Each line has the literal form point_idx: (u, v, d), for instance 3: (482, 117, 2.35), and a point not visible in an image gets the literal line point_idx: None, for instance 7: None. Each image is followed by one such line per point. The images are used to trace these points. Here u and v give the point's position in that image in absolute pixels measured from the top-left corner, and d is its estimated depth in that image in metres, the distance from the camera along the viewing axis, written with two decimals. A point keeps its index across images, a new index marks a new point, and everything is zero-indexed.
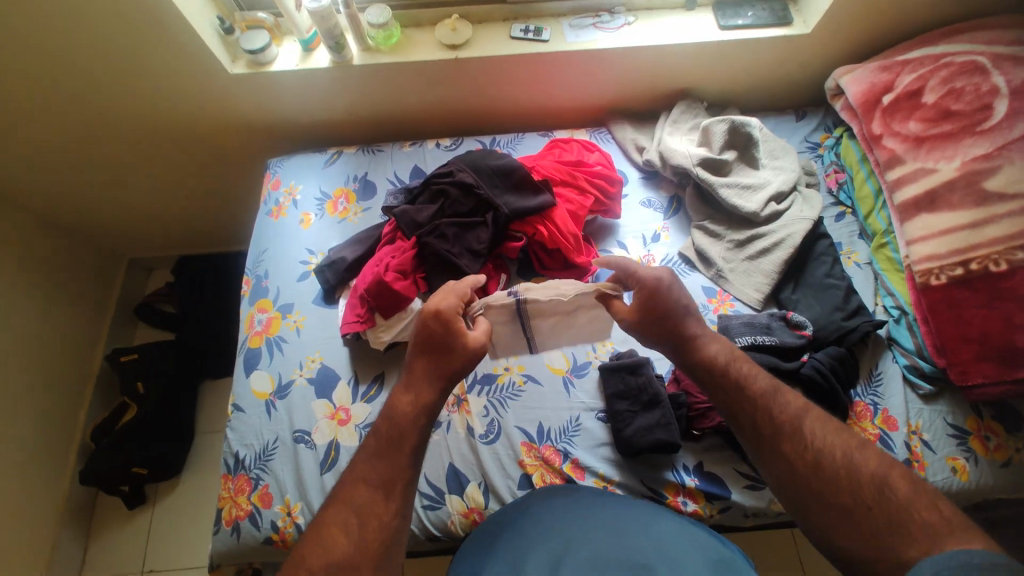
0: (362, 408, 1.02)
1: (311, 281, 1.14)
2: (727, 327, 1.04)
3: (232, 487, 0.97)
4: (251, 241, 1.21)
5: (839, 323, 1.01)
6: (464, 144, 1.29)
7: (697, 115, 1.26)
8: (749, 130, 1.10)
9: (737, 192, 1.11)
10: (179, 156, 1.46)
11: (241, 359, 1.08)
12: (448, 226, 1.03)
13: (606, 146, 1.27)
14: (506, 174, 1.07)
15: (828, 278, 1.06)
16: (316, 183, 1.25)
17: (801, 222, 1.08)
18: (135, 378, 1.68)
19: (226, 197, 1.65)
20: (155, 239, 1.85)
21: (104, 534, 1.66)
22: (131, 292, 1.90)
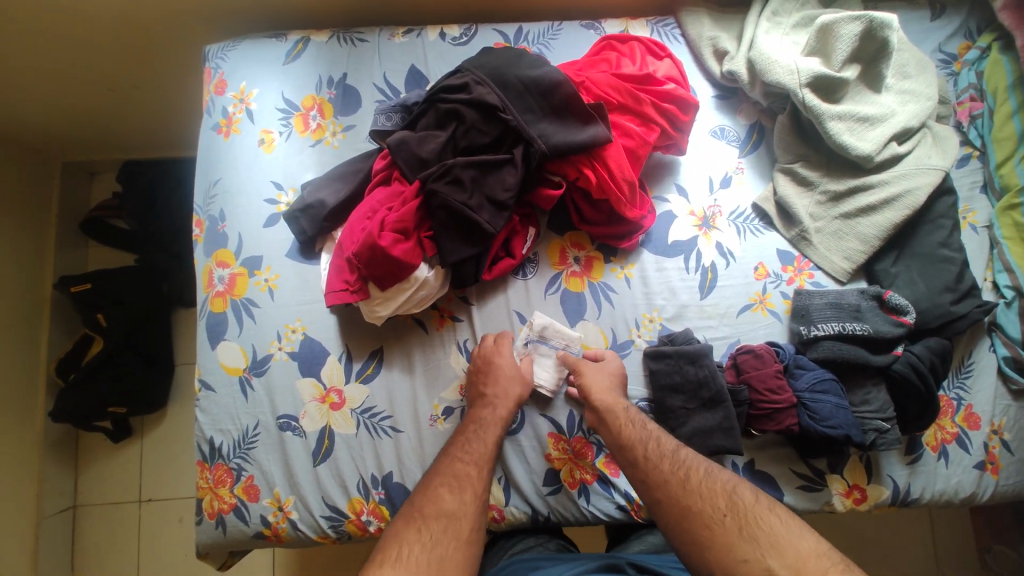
0: (359, 390, 0.85)
1: (282, 227, 0.89)
2: (807, 308, 0.83)
3: (210, 477, 0.84)
4: (196, 166, 0.91)
5: (947, 308, 0.81)
6: (479, 35, 0.94)
7: (805, 4, 0.90)
8: (888, 35, 0.79)
9: (850, 126, 0.82)
10: (83, 30, 1.04)
11: (203, 326, 0.87)
12: (463, 167, 0.77)
13: (672, 47, 0.94)
14: (544, 92, 0.78)
15: (942, 249, 0.84)
16: (278, 86, 0.92)
17: (927, 172, 0.83)
18: (95, 310, 1.43)
19: (164, 89, 1.25)
20: (86, 138, 1.47)
21: (92, 465, 1.52)
22: (73, 203, 1.54)
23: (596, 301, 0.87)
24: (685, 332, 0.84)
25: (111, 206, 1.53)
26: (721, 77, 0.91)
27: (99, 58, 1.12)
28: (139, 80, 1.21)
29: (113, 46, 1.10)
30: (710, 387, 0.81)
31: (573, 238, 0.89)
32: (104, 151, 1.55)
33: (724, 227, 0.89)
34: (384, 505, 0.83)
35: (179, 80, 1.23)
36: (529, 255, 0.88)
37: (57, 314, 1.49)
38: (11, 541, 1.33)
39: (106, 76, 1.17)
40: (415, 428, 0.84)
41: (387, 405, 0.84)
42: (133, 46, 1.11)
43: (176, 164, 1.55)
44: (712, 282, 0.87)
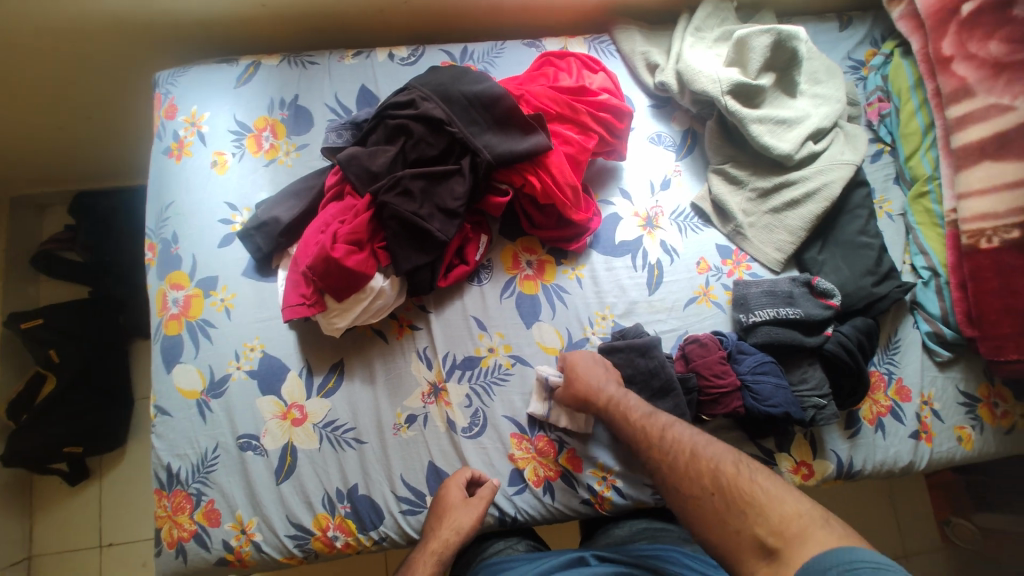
0: (320, 404, 0.85)
1: (237, 247, 0.89)
2: (746, 296, 0.88)
3: (169, 505, 0.82)
4: (148, 191, 0.91)
5: (870, 290, 0.88)
6: (426, 55, 0.99)
7: (725, 20, 0.99)
8: (796, 45, 0.87)
9: (771, 128, 0.90)
10: (27, 64, 1.04)
11: (159, 349, 0.86)
12: (411, 178, 0.80)
13: (609, 62, 1.01)
14: (485, 105, 0.83)
15: (862, 236, 0.91)
16: (229, 109, 0.94)
17: (842, 166, 0.91)
18: (48, 345, 1.38)
19: (118, 121, 1.25)
20: (35, 172, 1.44)
21: (47, 510, 1.44)
22: (22, 239, 1.50)
23: (549, 302, 0.90)
24: (636, 327, 0.88)
25: (62, 240, 1.50)
26: (655, 88, 0.98)
27: (46, 91, 1.12)
28: (87, 112, 1.20)
29: (62, 80, 1.10)
30: (661, 377, 0.84)
31: (524, 243, 0.92)
32: (56, 185, 1.52)
33: (667, 226, 0.94)
34: (350, 518, 0.82)
35: (131, 111, 1.23)
36: (483, 261, 0.91)
37: (6, 354, 1.43)
38: None
39: (53, 108, 1.17)
40: (378, 438, 0.85)
41: (350, 417, 0.85)
42: (82, 80, 1.11)
43: (130, 194, 1.53)
44: (659, 278, 0.92)
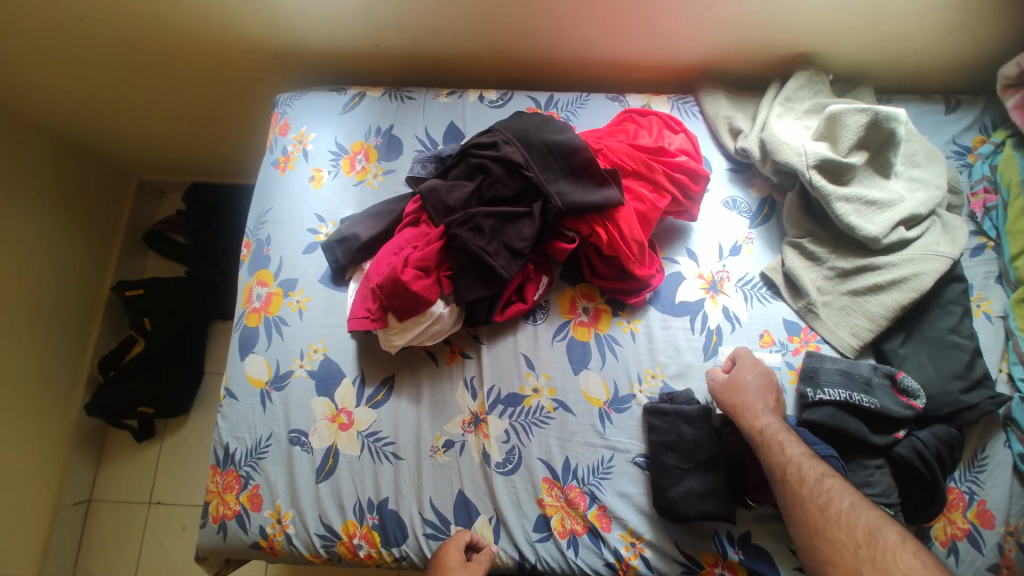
0: (366, 413, 0.89)
1: (319, 255, 0.98)
2: (816, 371, 0.83)
3: (220, 482, 0.89)
4: (254, 195, 1.03)
5: (956, 396, 0.81)
6: (515, 100, 1.05)
7: (817, 93, 0.97)
8: (895, 127, 0.83)
9: (857, 208, 0.86)
10: (177, 75, 1.22)
11: (237, 338, 0.95)
12: (484, 216, 0.84)
13: (691, 122, 1.02)
14: (564, 155, 0.86)
15: (951, 335, 0.84)
16: (332, 132, 1.04)
17: (935, 258, 0.85)
18: (143, 314, 1.56)
19: (237, 127, 1.42)
20: (164, 161, 1.66)
21: (113, 460, 1.60)
22: (142, 218, 1.73)
23: (600, 352, 0.91)
24: (686, 393, 0.87)
25: (172, 222, 1.70)
26: (735, 152, 0.98)
27: (186, 97, 1.30)
28: (215, 117, 1.38)
29: (200, 90, 1.28)
30: (705, 450, 0.82)
31: (584, 290, 0.94)
32: (176, 175, 1.74)
33: (731, 293, 0.92)
34: (376, 530, 0.85)
35: (248, 120, 1.39)
36: (540, 302, 0.93)
37: (109, 316, 1.64)
38: (28, 525, 1.40)
39: (189, 111, 1.35)
40: (415, 457, 0.88)
41: (392, 431, 0.89)
42: (217, 93, 1.28)
43: (236, 190, 1.72)
44: (717, 344, 0.90)
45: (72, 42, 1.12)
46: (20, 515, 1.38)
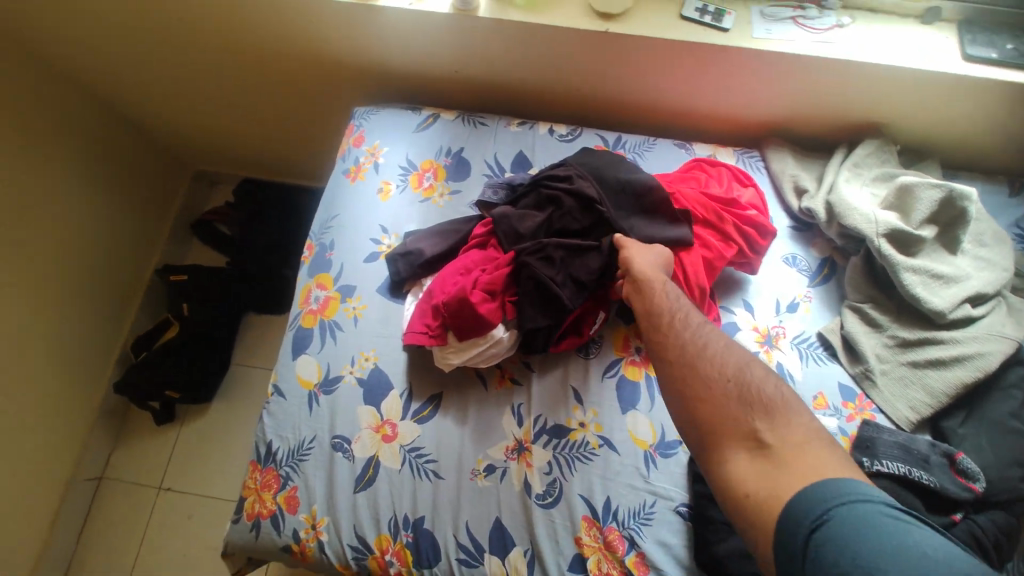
0: (411, 428, 0.89)
1: (379, 265, 0.99)
2: (871, 440, 0.83)
3: (258, 479, 0.89)
4: (323, 200, 1.06)
5: (1017, 483, 0.79)
6: (584, 137, 1.08)
7: (885, 162, 0.98)
8: (967, 205, 0.84)
9: (924, 281, 0.86)
10: (257, 78, 1.27)
11: (291, 337, 0.96)
12: (555, 247, 0.86)
13: (756, 177, 1.04)
14: (636, 194, 0.88)
15: (1011, 421, 0.82)
16: (405, 148, 1.07)
17: (1000, 341, 0.83)
18: (181, 299, 1.60)
19: (302, 131, 1.46)
20: (223, 154, 1.71)
21: (130, 440, 1.60)
22: (193, 205, 1.78)
23: (649, 393, 0.91)
24: None
25: (221, 212, 1.75)
26: (799, 211, 0.99)
27: (258, 98, 1.35)
28: (282, 119, 1.42)
29: (273, 93, 1.32)
30: None
31: (639, 330, 0.95)
32: (230, 168, 1.79)
33: (787, 349, 0.92)
34: (409, 548, 0.84)
35: (314, 127, 1.43)
36: (594, 337, 0.94)
37: (148, 298, 1.67)
38: (41, 497, 1.40)
39: (260, 110, 1.40)
40: (455, 478, 0.87)
41: (434, 449, 0.88)
42: (290, 99, 1.33)
43: (287, 189, 1.77)
44: None
45: (166, 35, 1.19)
46: (36, 486, 1.37)
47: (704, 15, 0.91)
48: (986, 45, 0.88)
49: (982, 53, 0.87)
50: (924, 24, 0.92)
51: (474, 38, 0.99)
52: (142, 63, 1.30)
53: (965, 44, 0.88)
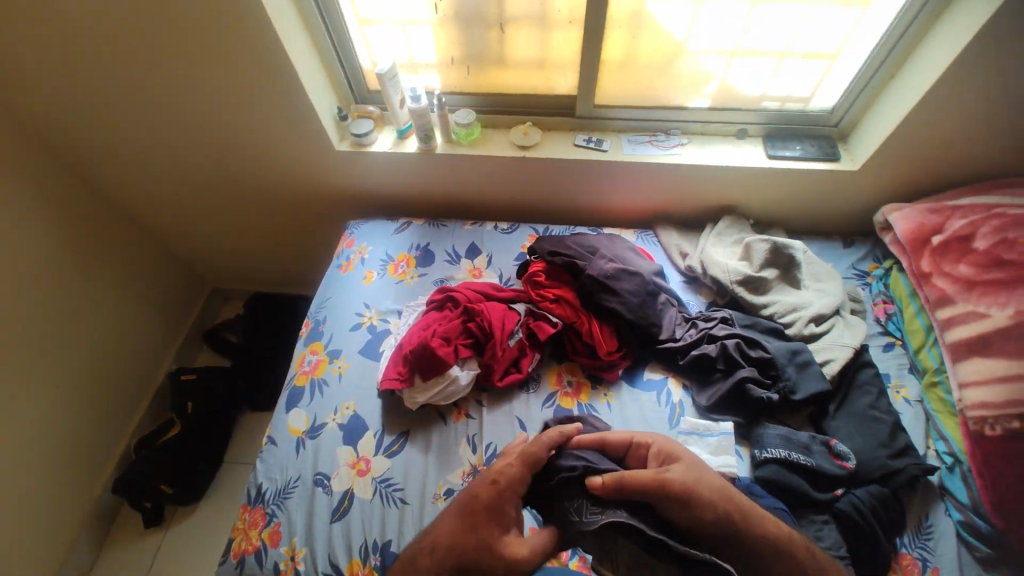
0: (382, 462, 1.05)
1: (362, 332, 1.24)
2: (761, 435, 1.01)
3: (247, 519, 1.02)
4: (319, 288, 1.35)
5: (884, 460, 0.95)
6: (520, 230, 1.42)
7: (741, 230, 1.32)
8: (791, 253, 1.17)
9: (781, 312, 1.15)
10: (274, 209, 1.65)
11: (286, 395, 1.16)
12: (542, 276, 1.20)
13: (652, 247, 1.35)
14: (590, 250, 1.23)
15: (871, 410, 1.02)
16: (384, 247, 1.40)
17: (842, 347, 1.08)
18: (187, 399, 1.78)
19: (305, 248, 1.83)
20: (237, 274, 2.05)
21: (115, 547, 1.63)
22: (206, 318, 2.07)
23: (582, 418, 1.07)
24: None
25: (231, 322, 2.04)
26: (684, 269, 1.29)
27: (272, 225, 1.72)
28: (290, 238, 1.78)
29: (283, 219, 1.69)
30: None
31: (568, 366, 1.16)
32: (240, 285, 2.12)
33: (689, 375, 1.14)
34: (377, 571, 0.94)
35: (316, 243, 1.80)
36: (533, 375, 1.15)
37: (155, 402, 1.84)
38: None
39: (273, 233, 1.77)
40: (419, 503, 1.00)
41: (402, 479, 1.03)
42: (298, 223, 1.70)
43: (290, 298, 2.09)
44: (679, 415, 1.07)
45: (203, 184, 1.57)
46: None
47: (588, 143, 1.32)
48: (782, 147, 1.27)
49: (780, 153, 1.26)
50: (740, 138, 1.32)
51: (434, 167, 1.38)
52: (183, 205, 1.67)
53: (769, 148, 1.27)
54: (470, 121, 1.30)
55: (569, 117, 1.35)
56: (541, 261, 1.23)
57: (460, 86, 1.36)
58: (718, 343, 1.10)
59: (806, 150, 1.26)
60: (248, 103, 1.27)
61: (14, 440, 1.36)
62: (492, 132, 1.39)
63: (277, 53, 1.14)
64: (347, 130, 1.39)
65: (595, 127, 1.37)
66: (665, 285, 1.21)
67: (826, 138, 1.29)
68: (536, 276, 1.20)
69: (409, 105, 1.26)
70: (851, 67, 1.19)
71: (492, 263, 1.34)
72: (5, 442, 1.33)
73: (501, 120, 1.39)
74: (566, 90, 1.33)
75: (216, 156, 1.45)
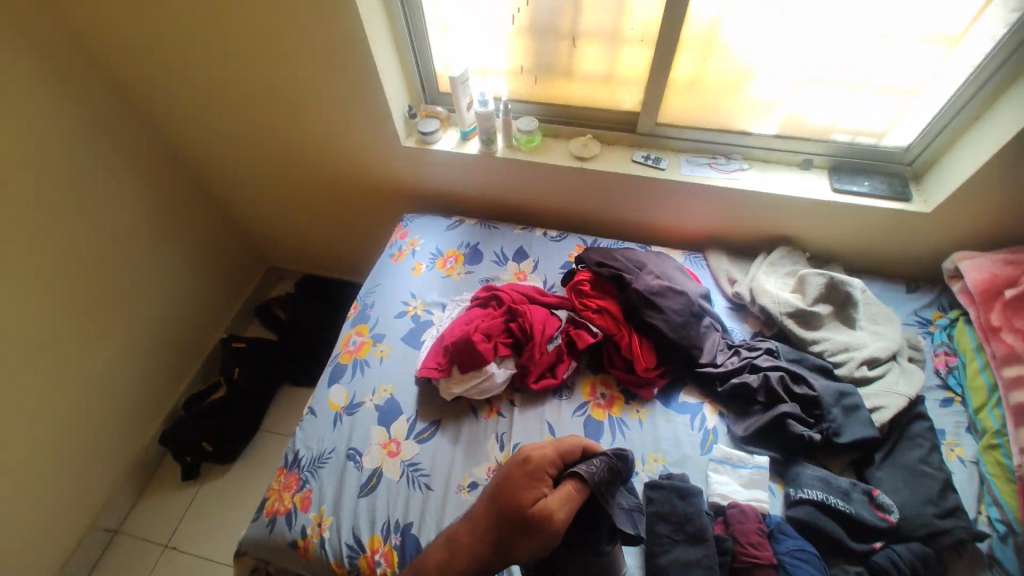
0: (413, 446, 1.09)
1: (406, 320, 1.29)
2: (798, 474, 0.98)
3: (282, 481, 1.08)
4: (372, 273, 1.42)
5: (929, 518, 0.90)
6: (569, 239, 1.44)
7: (796, 262, 1.29)
8: (849, 290, 1.14)
9: (831, 350, 1.11)
10: (336, 196, 1.74)
11: (329, 370, 1.22)
12: (588, 284, 1.22)
13: (699, 270, 1.34)
14: (638, 264, 1.23)
15: (921, 464, 0.96)
16: (435, 241, 1.46)
17: (895, 396, 1.03)
18: (234, 365, 1.88)
19: (359, 236, 1.91)
20: (293, 255, 2.17)
21: (154, 495, 1.74)
22: (259, 293, 2.20)
23: (612, 431, 1.07)
24: (682, 474, 1.00)
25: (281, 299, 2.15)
26: (732, 295, 1.27)
27: (332, 211, 1.82)
28: (347, 225, 1.88)
29: (343, 206, 1.78)
30: (695, 524, 0.92)
31: (603, 378, 1.16)
32: (293, 266, 2.24)
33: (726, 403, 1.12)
34: (396, 550, 0.96)
35: (370, 233, 1.88)
36: (567, 382, 1.15)
37: (205, 365, 1.96)
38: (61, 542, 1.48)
39: (332, 219, 1.86)
40: (444, 491, 1.02)
41: (429, 465, 1.06)
42: (357, 212, 1.79)
43: (339, 282, 2.19)
44: (712, 442, 1.05)
45: (275, 167, 1.67)
46: (61, 529, 1.47)
47: (646, 159, 1.33)
48: (848, 182, 1.24)
49: (847, 187, 1.22)
50: (804, 169, 1.30)
51: (493, 170, 1.42)
52: (254, 185, 1.79)
53: (833, 181, 1.24)
54: (531, 128, 1.35)
55: (629, 133, 1.37)
56: (587, 271, 1.25)
57: (525, 93, 1.41)
58: (760, 374, 1.08)
59: (874, 186, 1.22)
60: (329, 96, 1.36)
61: (84, 383, 1.49)
62: (552, 141, 1.42)
63: (363, 51, 1.22)
64: (414, 127, 1.45)
65: (655, 145, 1.38)
66: (710, 308, 1.20)
67: (897, 177, 1.25)
68: (581, 285, 1.22)
69: (476, 108, 1.31)
70: (931, 105, 1.15)
71: (538, 268, 1.37)
72: (77, 382, 1.46)
73: (562, 130, 1.42)
74: (629, 106, 1.35)
75: (292, 142, 1.55)
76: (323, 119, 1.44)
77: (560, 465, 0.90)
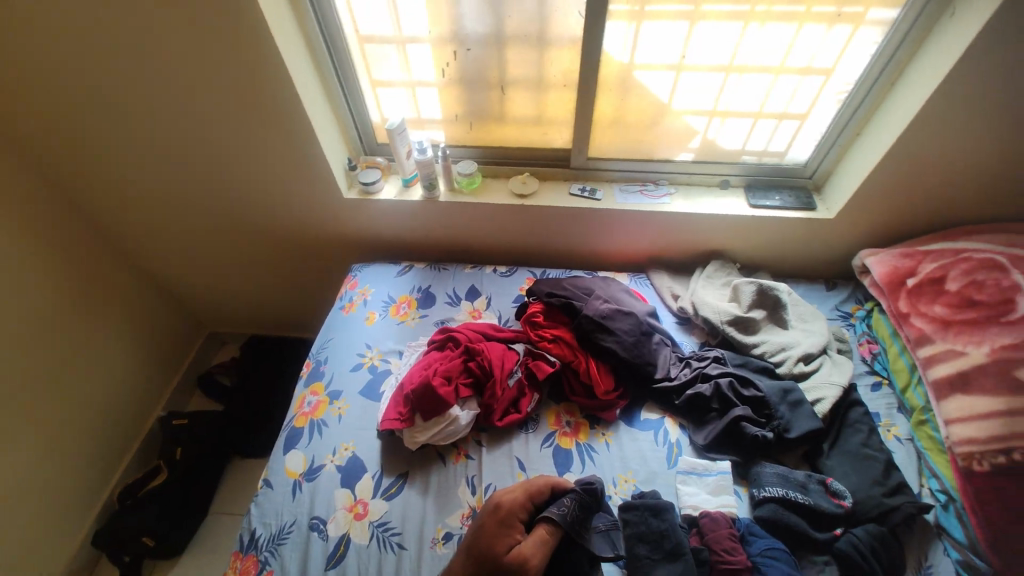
0: (380, 505, 1.04)
1: (363, 373, 1.26)
2: (759, 474, 1.02)
3: (238, 567, 0.99)
4: (322, 328, 1.38)
5: (879, 499, 0.96)
6: (519, 273, 1.48)
7: (729, 273, 1.39)
8: (777, 293, 1.23)
9: (771, 351, 1.19)
10: (278, 253, 1.70)
11: (284, 436, 1.16)
12: (541, 315, 1.25)
13: (644, 289, 1.41)
14: (586, 291, 1.28)
15: (864, 448, 1.04)
16: (386, 289, 1.45)
17: (831, 386, 1.11)
18: (176, 444, 1.73)
19: (307, 291, 1.86)
20: (235, 318, 2.06)
21: None
22: (200, 362, 2.07)
23: (581, 458, 1.08)
24: (653, 491, 1.01)
25: (225, 366, 2.03)
26: (677, 310, 1.34)
27: (275, 268, 1.76)
28: (293, 282, 1.83)
29: (288, 263, 1.74)
30: (672, 539, 0.93)
31: (566, 406, 1.17)
32: (236, 329, 2.13)
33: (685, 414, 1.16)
34: None
35: (317, 287, 1.84)
36: (532, 415, 1.16)
37: (142, 448, 1.79)
38: None
39: (276, 277, 1.81)
40: (417, 548, 0.98)
41: (399, 522, 1.01)
42: (302, 267, 1.75)
43: (288, 341, 2.10)
44: (677, 455, 1.08)
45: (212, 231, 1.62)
46: None
47: (583, 192, 1.41)
48: (763, 197, 1.36)
49: (763, 202, 1.35)
50: (723, 189, 1.42)
51: (437, 213, 1.45)
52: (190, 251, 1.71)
53: (750, 197, 1.36)
54: (471, 170, 1.39)
55: (564, 168, 1.45)
56: (539, 302, 1.28)
57: (463, 139, 1.47)
58: (711, 382, 1.13)
59: (785, 199, 1.35)
60: (265, 156, 1.35)
61: None
62: (492, 182, 1.48)
63: (296, 111, 1.23)
64: (356, 178, 1.46)
65: (589, 178, 1.46)
66: (658, 325, 1.26)
67: (803, 189, 1.39)
68: (534, 317, 1.25)
69: (416, 157, 1.34)
70: (819, 126, 1.31)
71: (492, 305, 1.39)
72: None
73: (501, 171, 1.48)
74: (561, 144, 1.43)
75: (228, 204, 1.52)
76: (260, 180, 1.42)
77: (530, 507, 0.92)
